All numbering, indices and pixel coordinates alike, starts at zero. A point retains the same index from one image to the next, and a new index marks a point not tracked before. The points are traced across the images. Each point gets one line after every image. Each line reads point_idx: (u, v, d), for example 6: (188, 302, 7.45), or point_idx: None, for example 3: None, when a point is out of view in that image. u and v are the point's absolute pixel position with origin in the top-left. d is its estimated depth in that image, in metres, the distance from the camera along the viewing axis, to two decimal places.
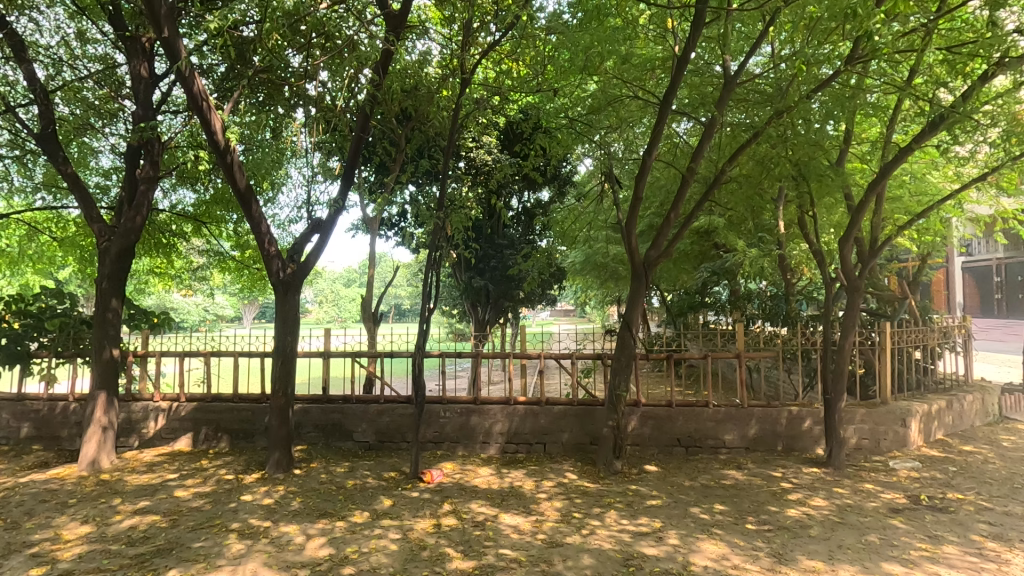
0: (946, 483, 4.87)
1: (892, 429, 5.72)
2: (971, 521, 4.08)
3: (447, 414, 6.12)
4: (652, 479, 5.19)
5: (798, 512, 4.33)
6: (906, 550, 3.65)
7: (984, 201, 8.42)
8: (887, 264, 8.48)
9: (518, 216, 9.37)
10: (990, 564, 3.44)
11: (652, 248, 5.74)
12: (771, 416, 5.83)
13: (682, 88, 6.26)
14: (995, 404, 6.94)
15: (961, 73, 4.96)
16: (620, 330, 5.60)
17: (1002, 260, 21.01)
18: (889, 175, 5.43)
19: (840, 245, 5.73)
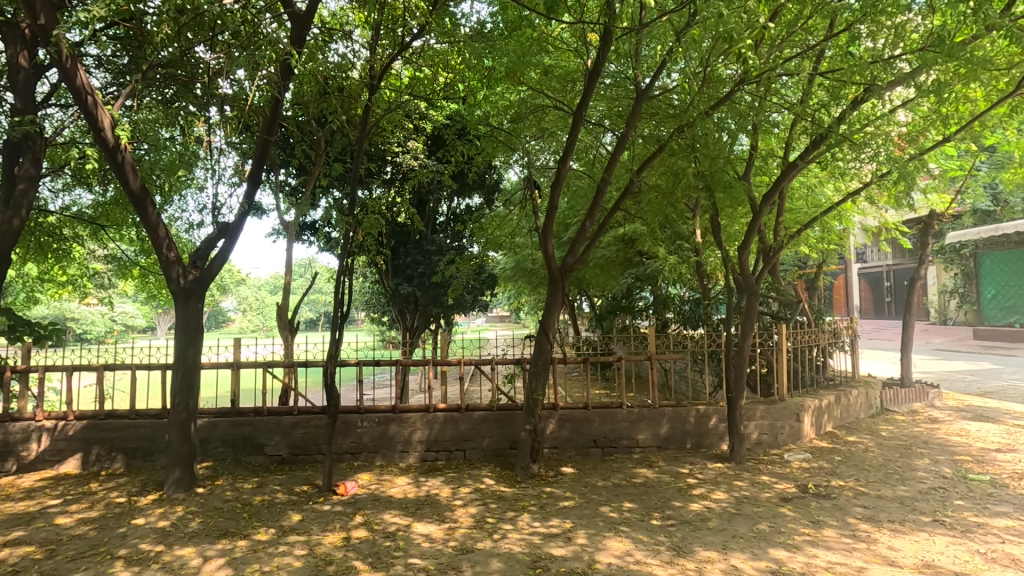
0: (832, 471, 5.30)
1: (789, 424, 6.15)
2: (849, 505, 4.46)
3: (365, 424, 5.97)
4: (567, 481, 5.30)
5: (700, 506, 4.56)
6: (792, 536, 3.93)
7: (871, 213, 9.26)
8: (791, 270, 9.11)
9: (447, 222, 9.39)
10: (862, 544, 3.77)
11: (569, 254, 5.86)
12: (681, 415, 6.12)
13: (600, 101, 6.48)
14: (877, 397, 7.61)
15: (843, 96, 5.42)
16: (537, 335, 5.69)
17: (892, 266, 23.21)
18: (786, 187, 5.83)
19: (739, 252, 6.12)
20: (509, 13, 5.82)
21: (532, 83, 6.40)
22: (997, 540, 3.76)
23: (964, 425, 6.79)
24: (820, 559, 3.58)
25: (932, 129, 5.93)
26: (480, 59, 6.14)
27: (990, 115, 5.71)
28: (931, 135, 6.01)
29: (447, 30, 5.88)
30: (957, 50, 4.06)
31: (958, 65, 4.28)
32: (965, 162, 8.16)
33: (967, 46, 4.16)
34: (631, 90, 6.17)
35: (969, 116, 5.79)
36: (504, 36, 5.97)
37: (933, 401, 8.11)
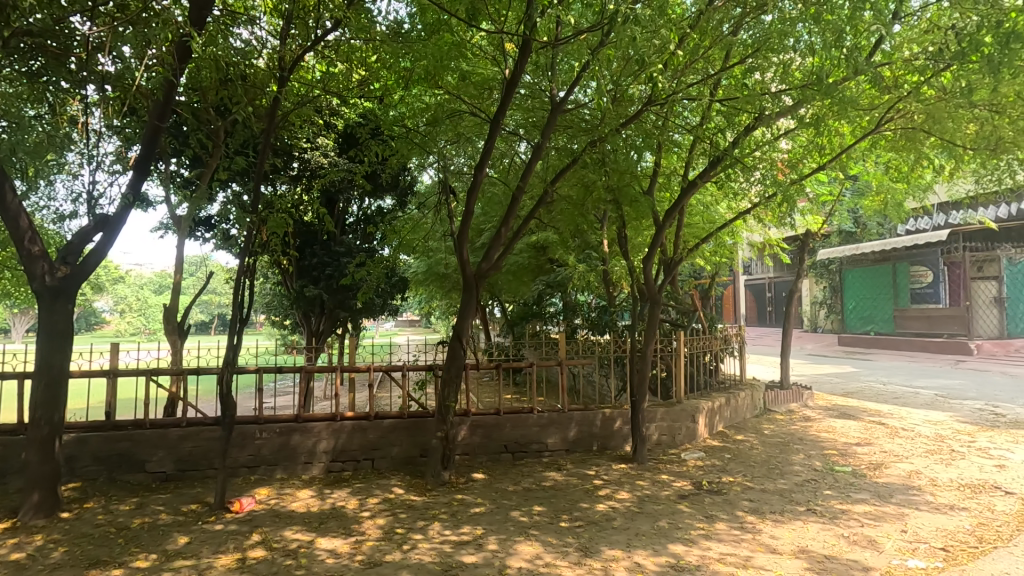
0: (722, 468, 5.72)
1: (685, 425, 6.57)
2: (738, 499, 4.84)
3: (264, 435, 5.59)
4: (478, 487, 5.30)
5: (605, 506, 4.74)
6: (688, 531, 4.20)
7: (758, 230, 10.17)
8: (688, 280, 9.75)
9: (357, 223, 9.06)
10: (748, 535, 4.10)
11: (484, 260, 5.84)
12: (588, 418, 6.34)
13: (516, 110, 6.58)
14: (761, 399, 8.34)
15: (736, 123, 5.90)
16: (450, 342, 5.63)
17: (773, 278, 25.62)
18: (686, 203, 6.22)
19: (643, 263, 6.48)
20: (427, 15, 5.78)
21: (449, 87, 6.38)
22: (858, 525, 4.25)
23: (830, 423, 7.63)
24: (712, 551, 3.85)
25: (809, 158, 6.62)
26: (397, 60, 6.00)
27: (854, 149, 6.50)
28: (808, 163, 6.70)
29: (362, 26, 5.70)
30: (831, 88, 4.56)
31: (832, 102, 4.81)
32: (834, 189, 9.21)
33: (839, 86, 4.69)
34: (546, 102, 6.34)
35: (838, 148, 6.53)
36: (422, 38, 5.89)
37: (806, 401, 9.02)
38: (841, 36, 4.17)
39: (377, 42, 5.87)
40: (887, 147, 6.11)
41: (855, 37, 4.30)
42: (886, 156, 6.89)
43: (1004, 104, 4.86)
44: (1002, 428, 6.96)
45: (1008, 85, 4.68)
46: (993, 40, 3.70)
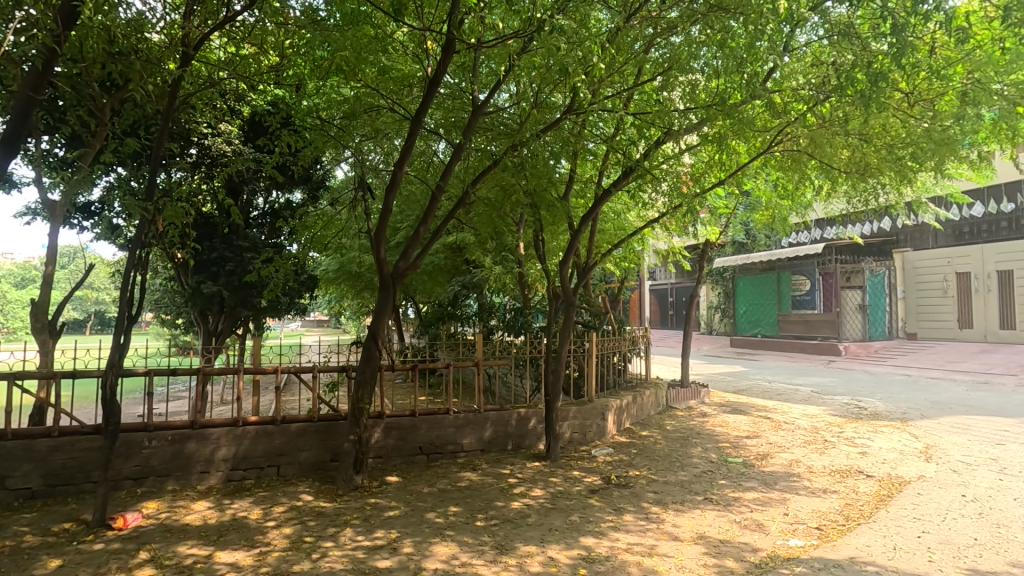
0: (629, 463, 6.03)
1: (595, 423, 6.85)
2: (644, 492, 5.12)
3: (153, 444, 5.11)
4: (392, 490, 5.19)
5: (520, 504, 4.83)
6: (598, 524, 4.38)
7: (663, 238, 10.83)
8: (599, 284, 10.16)
9: (263, 216, 8.54)
10: (653, 525, 4.35)
11: (401, 259, 5.72)
12: (503, 418, 6.43)
13: (437, 109, 6.54)
14: (664, 396, 8.86)
15: (647, 136, 6.25)
16: (365, 342, 5.46)
17: (675, 284, 27.36)
18: (600, 209, 6.48)
19: (559, 267, 6.66)
20: (344, 5, 5.46)
21: (368, 80, 6.22)
22: (748, 510, 4.65)
23: (724, 418, 8.27)
24: (621, 541, 4.05)
25: (710, 172, 7.14)
26: (313, 49, 5.73)
27: (749, 166, 7.10)
28: (709, 178, 7.23)
29: (275, 10, 5.42)
30: (731, 110, 4.96)
31: (732, 122, 5.23)
32: (730, 203, 10.03)
33: (738, 108, 5.11)
34: (467, 104, 6.36)
35: (736, 165, 7.10)
36: (338, 27, 5.57)
37: (703, 399, 9.71)
38: (741, 63, 4.55)
39: (290, 27, 5.59)
40: (776, 166, 6.74)
41: (754, 66, 4.70)
42: (775, 176, 7.60)
43: (870, 134, 5.54)
44: (864, 419, 7.91)
45: (874, 118, 5.34)
46: (863, 79, 4.22)
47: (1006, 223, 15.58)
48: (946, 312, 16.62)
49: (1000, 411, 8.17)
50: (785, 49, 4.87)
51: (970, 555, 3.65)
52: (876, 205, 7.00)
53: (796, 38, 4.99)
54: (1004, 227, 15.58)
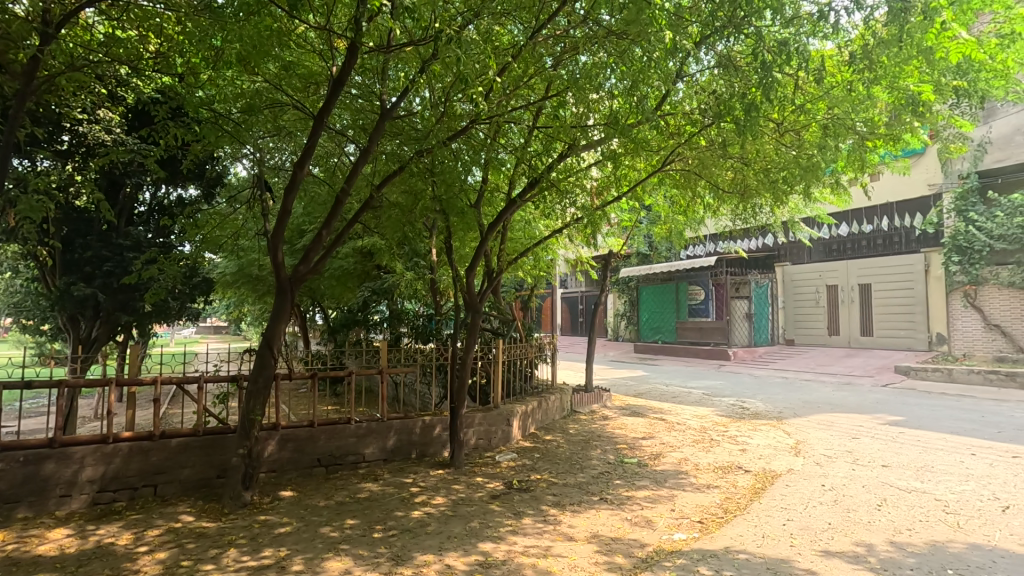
0: (532, 467, 6.15)
1: (500, 428, 6.93)
2: (543, 495, 5.25)
3: (1, 467, 4.50)
4: (285, 505, 4.94)
5: (420, 513, 4.77)
6: (497, 528, 4.43)
7: (571, 249, 11.20)
8: (510, 292, 10.31)
9: (149, 212, 7.83)
10: (550, 526, 4.47)
11: (301, 263, 5.43)
12: (408, 426, 6.33)
13: (344, 110, 6.35)
14: (568, 401, 9.14)
15: (554, 149, 6.45)
16: (259, 350, 5.15)
17: (585, 292, 28.34)
18: (508, 218, 6.58)
19: (466, 274, 6.69)
20: None
21: (268, 75, 5.91)
22: (639, 508, 4.91)
23: (623, 420, 8.66)
24: (518, 545, 4.12)
25: (612, 186, 7.49)
26: (207, 38, 5.34)
27: (647, 182, 7.53)
28: (612, 191, 7.59)
29: None
30: (627, 129, 5.26)
31: (630, 141, 5.53)
32: (632, 217, 10.59)
33: (633, 128, 5.41)
34: (375, 106, 6.21)
35: (636, 180, 7.50)
36: (237, 16, 5.16)
37: (606, 402, 10.12)
38: (639, 85, 4.82)
39: (181, 12, 5.16)
40: (672, 184, 7.20)
41: (647, 87, 4.98)
42: (671, 193, 8.14)
43: (749, 158, 6.08)
44: (745, 418, 8.61)
45: (751, 144, 5.88)
46: (739, 108, 4.63)
47: (866, 241, 17.41)
48: (818, 320, 18.51)
49: (856, 408, 9.22)
50: (677, 77, 5.20)
51: (824, 538, 4.09)
52: (758, 222, 7.68)
53: (689, 67, 5.35)
54: (865, 244, 17.43)
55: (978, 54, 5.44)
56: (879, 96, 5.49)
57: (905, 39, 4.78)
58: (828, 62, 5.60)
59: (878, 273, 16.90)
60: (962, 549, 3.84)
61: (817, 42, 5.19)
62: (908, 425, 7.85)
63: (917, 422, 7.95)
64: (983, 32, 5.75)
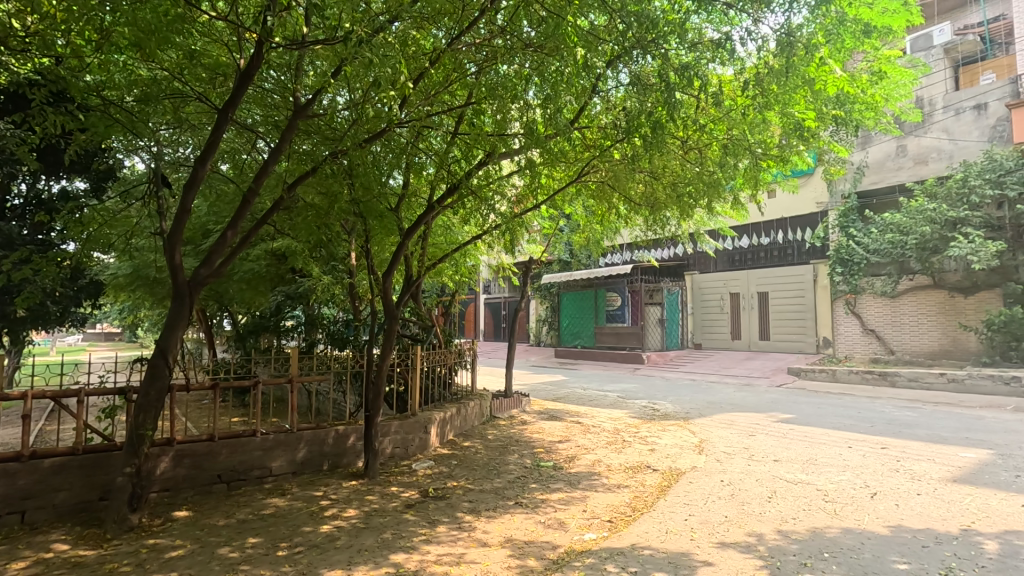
0: (449, 474, 6.11)
1: (417, 436, 6.83)
2: (459, 501, 5.23)
3: None
4: (179, 527, 4.58)
5: (330, 526, 4.60)
6: (410, 538, 4.36)
7: (493, 255, 11.29)
8: (430, 297, 10.21)
9: (23, 207, 6.97)
10: (464, 533, 4.46)
11: (202, 266, 5.03)
12: (319, 437, 6.08)
13: (254, 103, 6.02)
14: (487, 407, 9.17)
15: (474, 156, 6.47)
16: (151, 359, 4.72)
17: (507, 299, 28.58)
18: (426, 223, 6.50)
19: (384, 279, 6.54)
20: None
21: (168, 63, 5.48)
22: (552, 510, 5.02)
23: (541, 424, 8.81)
24: (431, 554, 4.08)
25: (532, 195, 7.63)
26: (95, 19, 4.87)
27: (566, 192, 7.75)
28: (532, 200, 7.72)
29: None
30: (545, 140, 5.38)
31: (548, 152, 5.66)
32: (553, 224, 10.85)
33: (551, 139, 5.54)
34: (287, 103, 5.93)
35: (555, 189, 7.69)
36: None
37: (525, 407, 10.25)
38: (557, 98, 4.95)
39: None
40: (588, 194, 7.45)
41: (562, 99, 5.11)
42: (589, 203, 8.41)
43: (658, 172, 6.40)
44: (655, 419, 9.04)
45: (660, 160, 6.21)
46: (647, 124, 4.87)
47: (764, 252, 18.89)
48: (723, 325, 19.80)
49: (754, 408, 9.95)
50: (591, 93, 5.39)
51: (720, 530, 4.37)
52: (667, 233, 8.11)
53: (605, 83, 5.56)
54: (763, 255, 18.89)
55: (851, 88, 6.09)
56: (772, 121, 5.97)
57: (793, 71, 5.25)
58: (727, 86, 6.03)
59: (775, 282, 18.36)
60: (837, 534, 4.25)
61: (719, 67, 5.58)
62: (797, 422, 8.57)
63: (805, 419, 8.71)
64: (856, 69, 6.43)
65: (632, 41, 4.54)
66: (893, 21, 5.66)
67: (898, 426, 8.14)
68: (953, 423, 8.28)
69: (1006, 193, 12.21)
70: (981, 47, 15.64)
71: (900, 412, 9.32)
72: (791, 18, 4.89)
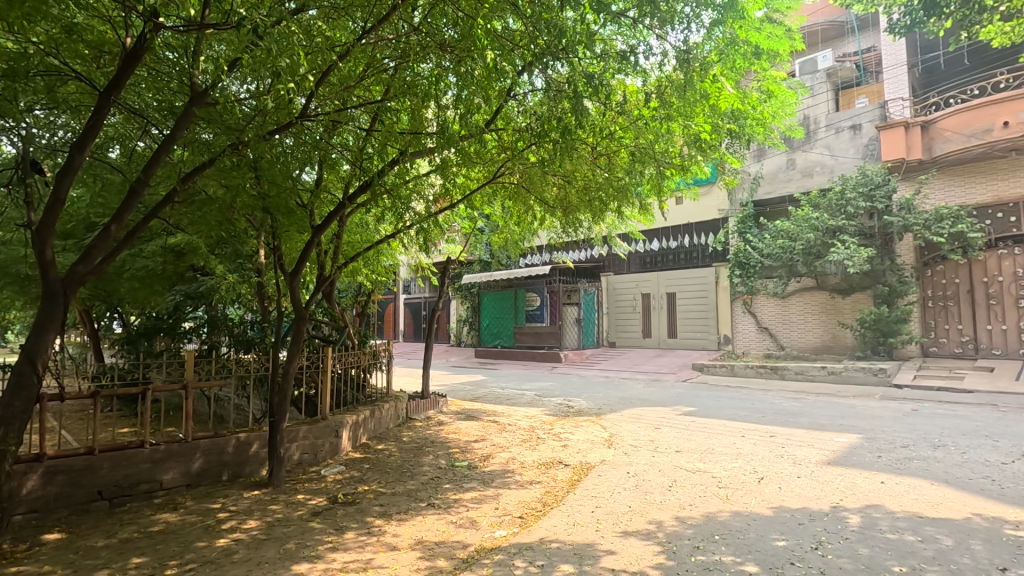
0: (360, 479, 5.95)
1: (327, 441, 6.60)
2: (369, 506, 5.12)
3: None
4: (48, 551, 4.14)
5: (227, 540, 4.34)
6: (315, 547, 4.20)
7: (411, 254, 11.13)
8: (344, 297, 9.90)
9: None
10: (373, 538, 4.36)
11: (79, 262, 4.53)
12: (217, 446, 5.71)
13: (146, 84, 5.56)
14: (403, 408, 9.01)
15: (389, 154, 6.33)
16: (16, 366, 4.22)
17: (427, 299, 28.20)
18: (336, 221, 6.25)
19: (291, 278, 6.23)
20: None
21: (41, 36, 4.91)
22: (464, 509, 5.03)
23: (457, 425, 8.79)
24: (336, 562, 3.96)
25: (451, 194, 7.59)
26: None
27: (484, 191, 7.78)
28: (450, 199, 7.67)
29: None
30: (461, 140, 5.36)
31: (463, 152, 5.64)
32: (472, 224, 10.86)
33: (467, 140, 5.53)
34: (184, 87, 5.51)
35: (473, 189, 7.70)
36: None
37: (442, 408, 10.17)
38: (473, 99, 4.94)
39: None
40: (505, 195, 7.52)
41: (477, 100, 5.12)
42: (507, 204, 8.50)
43: (571, 177, 6.56)
44: (569, 416, 9.30)
45: (572, 166, 6.38)
46: (558, 130, 5.00)
47: (672, 255, 19.99)
48: (636, 324, 20.72)
49: (661, 402, 10.50)
50: (505, 95, 5.45)
51: (624, 520, 4.58)
52: (581, 236, 8.37)
53: (520, 88, 5.62)
54: (671, 257, 19.98)
55: (742, 105, 6.61)
56: (676, 132, 6.32)
57: (692, 86, 5.60)
58: (635, 97, 6.32)
59: (682, 283, 19.46)
60: (727, 517, 4.59)
61: (626, 77, 5.84)
62: (699, 414, 9.14)
63: (705, 412, 9.32)
64: (749, 87, 6.99)
65: (543, 46, 4.64)
66: (779, 45, 6.20)
67: (784, 415, 8.92)
68: (830, 410, 9.20)
69: (876, 205, 13.73)
70: (856, 74, 17.47)
71: (788, 402, 10.20)
72: (690, 36, 5.23)
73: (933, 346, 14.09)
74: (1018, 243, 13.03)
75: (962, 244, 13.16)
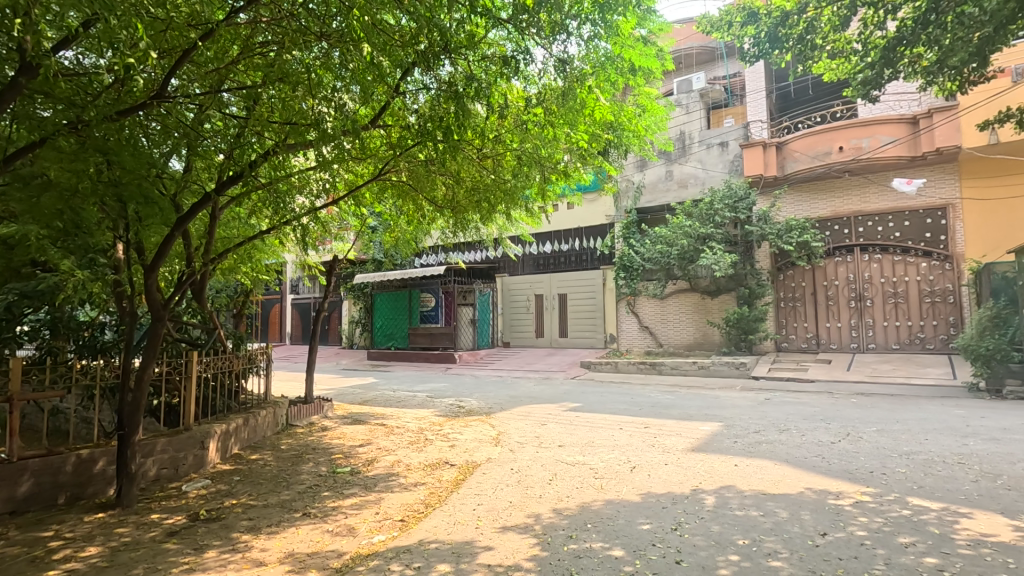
0: (227, 492, 5.51)
1: (190, 453, 6.05)
2: (236, 521, 4.76)
3: None
4: None
5: (59, 572, 3.83)
6: (168, 571, 3.83)
7: (296, 251, 10.53)
8: (216, 296, 9.20)
9: None
10: (237, 555, 4.06)
11: None
12: (52, 466, 5.01)
13: None
14: (282, 415, 8.48)
15: (264, 145, 5.91)
16: None
17: (317, 300, 26.85)
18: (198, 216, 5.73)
19: (145, 275, 5.61)
20: None
21: None
22: (342, 517, 4.84)
23: (342, 430, 8.45)
24: None
25: (337, 189, 7.29)
26: None
27: (374, 187, 7.55)
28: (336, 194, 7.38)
29: None
30: (342, 134, 5.13)
31: (345, 146, 5.42)
32: (362, 222, 10.49)
33: (348, 134, 5.32)
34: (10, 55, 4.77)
35: (359, 184, 7.44)
36: None
37: (327, 413, 9.71)
38: None
39: None
40: (395, 193, 7.36)
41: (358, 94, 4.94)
42: (399, 203, 8.32)
43: (458, 177, 6.55)
44: (459, 416, 9.30)
45: (461, 166, 6.39)
46: (443, 129, 4.99)
47: (564, 257, 20.73)
48: (529, 325, 21.23)
49: (549, 399, 10.84)
50: (390, 91, 5.32)
51: (504, 516, 4.66)
52: (473, 237, 8.42)
53: (407, 85, 5.52)
54: (563, 260, 20.72)
55: (619, 117, 7.02)
56: (560, 139, 6.53)
57: (571, 95, 5.83)
58: (521, 102, 6.45)
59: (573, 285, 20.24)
60: (600, 506, 4.84)
61: (511, 82, 5.94)
62: (583, 410, 9.56)
63: (589, 407, 9.76)
64: (627, 101, 7.42)
65: (425, 45, 4.60)
66: (651, 64, 6.63)
67: (659, 408, 9.59)
68: (698, 402, 10.05)
69: (739, 216, 15.24)
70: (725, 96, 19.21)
71: (663, 396, 10.98)
72: (567, 47, 5.45)
73: (785, 342, 15.91)
74: (850, 252, 15.10)
75: (807, 252, 14.92)
